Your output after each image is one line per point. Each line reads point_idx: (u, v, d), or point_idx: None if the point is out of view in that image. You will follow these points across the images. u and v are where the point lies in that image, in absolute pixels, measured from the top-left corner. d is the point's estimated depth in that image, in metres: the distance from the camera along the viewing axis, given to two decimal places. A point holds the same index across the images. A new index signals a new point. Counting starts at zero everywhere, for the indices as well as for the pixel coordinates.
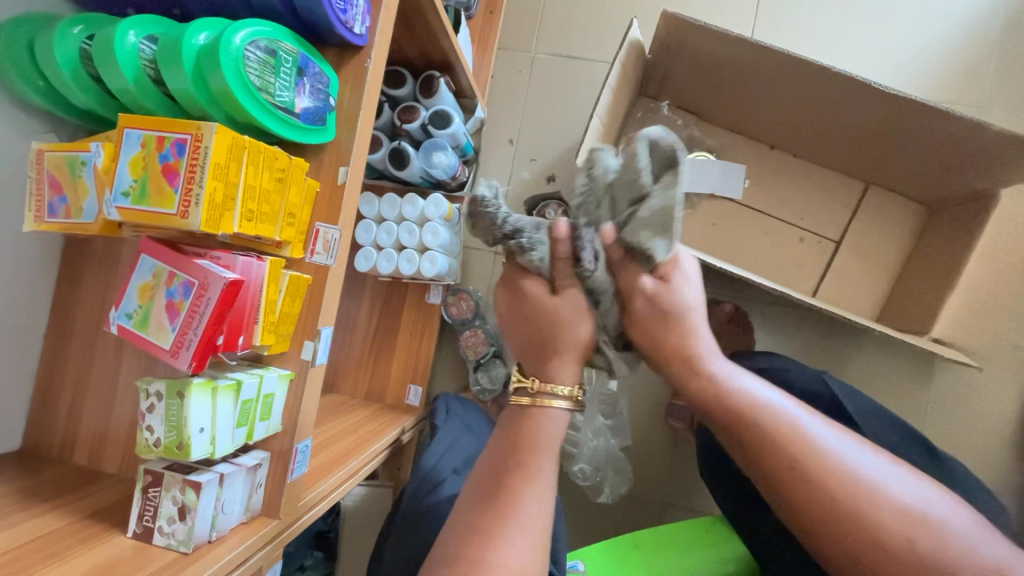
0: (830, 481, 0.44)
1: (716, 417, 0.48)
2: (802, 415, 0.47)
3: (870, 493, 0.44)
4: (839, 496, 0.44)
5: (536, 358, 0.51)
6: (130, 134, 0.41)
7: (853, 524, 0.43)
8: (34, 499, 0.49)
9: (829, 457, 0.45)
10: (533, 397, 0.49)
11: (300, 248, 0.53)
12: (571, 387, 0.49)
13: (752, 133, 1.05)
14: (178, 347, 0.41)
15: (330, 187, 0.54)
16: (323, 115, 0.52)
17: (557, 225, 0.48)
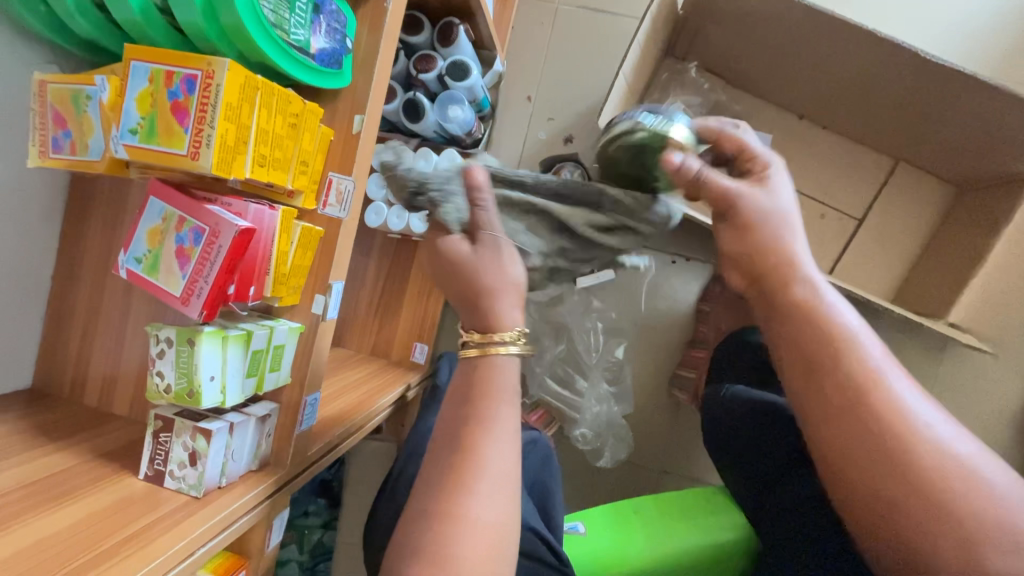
0: (886, 424, 0.42)
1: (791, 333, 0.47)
2: (884, 360, 0.45)
3: (922, 443, 0.41)
4: (894, 424, 0.42)
5: (468, 309, 0.51)
6: (137, 66, 0.38)
7: (896, 459, 0.41)
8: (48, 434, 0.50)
9: (894, 402, 0.43)
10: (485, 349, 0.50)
11: (312, 198, 0.52)
12: (512, 332, 0.50)
13: (781, 101, 1.01)
14: (189, 294, 0.40)
15: (344, 137, 0.52)
16: (339, 58, 0.49)
17: (470, 173, 0.48)
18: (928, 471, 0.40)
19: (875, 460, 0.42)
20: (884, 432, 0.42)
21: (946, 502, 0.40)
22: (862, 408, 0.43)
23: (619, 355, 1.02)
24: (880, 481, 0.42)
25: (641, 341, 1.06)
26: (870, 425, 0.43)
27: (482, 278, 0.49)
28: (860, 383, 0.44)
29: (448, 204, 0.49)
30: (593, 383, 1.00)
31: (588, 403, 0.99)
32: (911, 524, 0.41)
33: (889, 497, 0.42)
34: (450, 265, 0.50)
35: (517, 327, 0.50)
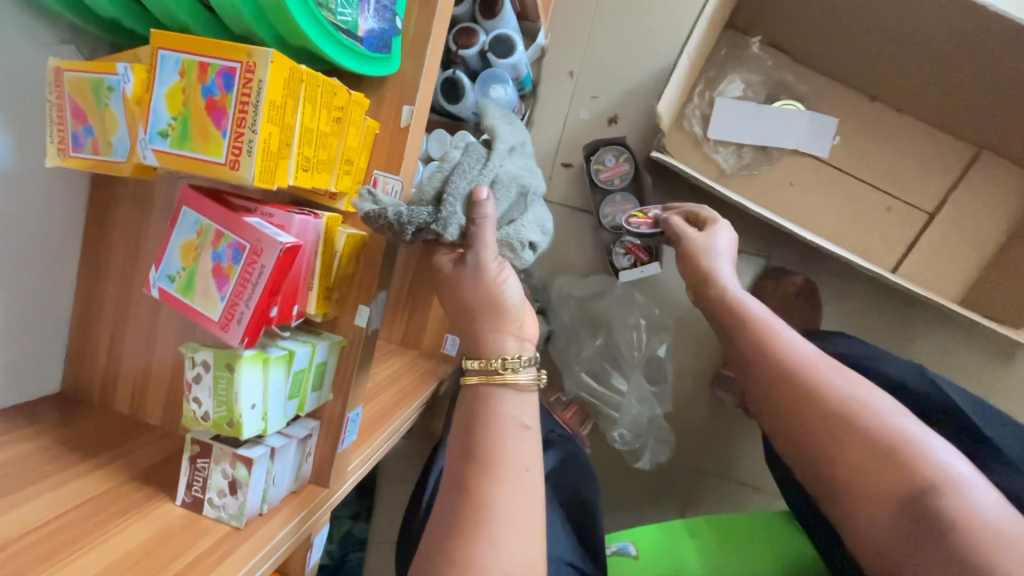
0: (791, 375, 0.59)
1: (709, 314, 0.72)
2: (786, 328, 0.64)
3: (814, 379, 0.58)
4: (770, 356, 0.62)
5: (465, 329, 0.54)
6: (166, 57, 0.32)
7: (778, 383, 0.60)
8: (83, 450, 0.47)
9: (787, 358, 0.61)
10: (491, 377, 0.52)
11: (356, 201, 0.47)
12: (512, 357, 0.52)
13: (852, 80, 0.91)
14: (228, 319, 0.35)
15: (391, 129, 0.46)
16: (389, 41, 0.43)
17: (475, 191, 0.47)
18: (798, 385, 0.59)
19: (767, 385, 0.62)
20: (792, 371, 0.59)
21: (839, 422, 0.54)
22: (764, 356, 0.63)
23: (662, 352, 0.97)
24: (786, 411, 0.59)
25: (684, 338, 1.01)
26: (757, 359, 0.63)
27: (482, 300, 0.51)
28: (752, 337, 0.64)
29: (455, 225, 0.47)
30: (634, 382, 0.95)
31: (627, 404, 0.95)
32: (821, 447, 0.56)
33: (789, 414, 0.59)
34: (442, 282, 0.53)
35: (514, 352, 0.53)
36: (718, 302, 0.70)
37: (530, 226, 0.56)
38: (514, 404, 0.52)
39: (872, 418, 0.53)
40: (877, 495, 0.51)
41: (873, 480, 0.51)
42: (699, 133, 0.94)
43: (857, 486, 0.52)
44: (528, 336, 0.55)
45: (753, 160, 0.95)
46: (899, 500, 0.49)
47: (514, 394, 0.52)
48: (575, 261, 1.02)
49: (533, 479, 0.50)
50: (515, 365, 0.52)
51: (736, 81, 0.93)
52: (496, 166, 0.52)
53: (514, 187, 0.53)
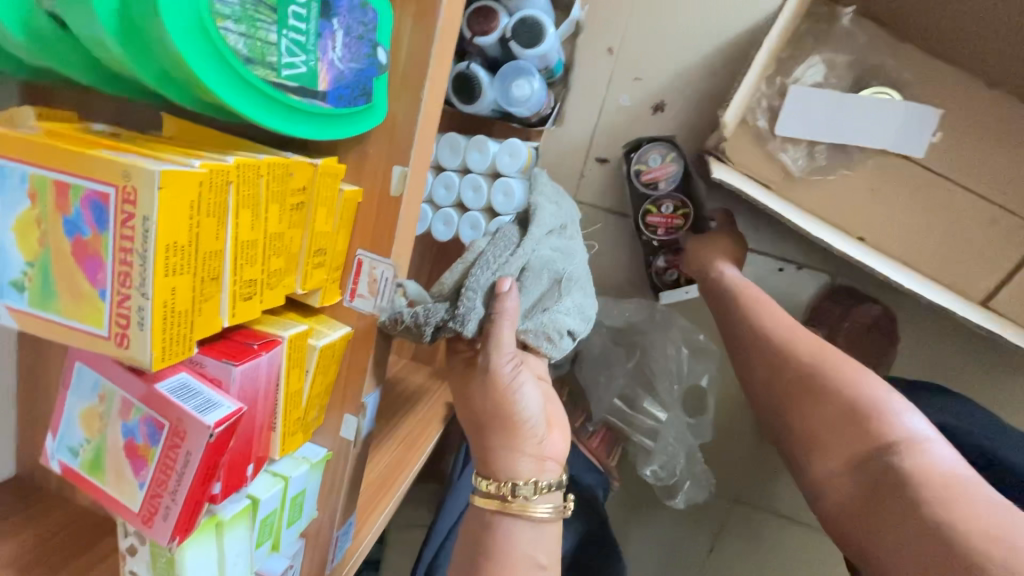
0: (798, 360, 0.62)
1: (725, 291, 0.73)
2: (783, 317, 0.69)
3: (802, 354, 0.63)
4: (755, 313, 0.69)
5: (474, 436, 0.49)
6: (7, 169, 0.21)
7: (758, 334, 0.67)
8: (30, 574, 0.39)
9: (762, 313, 0.69)
10: (504, 505, 0.48)
11: (334, 290, 0.36)
12: (530, 484, 0.48)
13: (966, 62, 0.73)
14: (151, 514, 0.26)
15: (378, 199, 0.35)
16: (370, 84, 0.30)
17: (500, 283, 0.46)
18: (774, 336, 0.66)
19: (750, 341, 0.68)
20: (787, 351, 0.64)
21: (819, 389, 0.58)
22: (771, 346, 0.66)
23: (705, 381, 0.86)
24: (756, 357, 0.67)
25: (728, 362, 0.89)
26: (744, 317, 0.70)
27: (493, 410, 0.47)
28: (735, 291, 0.72)
29: (473, 321, 0.44)
30: (673, 415, 0.85)
31: (663, 438, 0.84)
32: (805, 416, 0.58)
33: (765, 362, 0.65)
34: (456, 380, 0.49)
35: (531, 476, 0.48)
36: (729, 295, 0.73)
37: (566, 312, 0.55)
38: (527, 539, 0.48)
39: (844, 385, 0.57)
40: (836, 450, 0.54)
41: (836, 440, 0.55)
42: (765, 129, 0.78)
43: (822, 444, 0.56)
44: (550, 455, 0.50)
45: (830, 162, 0.78)
46: (864, 455, 0.52)
47: (529, 526, 0.48)
48: (609, 272, 0.90)
49: None
50: (528, 493, 0.48)
51: (817, 63, 0.75)
52: (528, 252, 0.51)
53: (546, 273, 0.52)
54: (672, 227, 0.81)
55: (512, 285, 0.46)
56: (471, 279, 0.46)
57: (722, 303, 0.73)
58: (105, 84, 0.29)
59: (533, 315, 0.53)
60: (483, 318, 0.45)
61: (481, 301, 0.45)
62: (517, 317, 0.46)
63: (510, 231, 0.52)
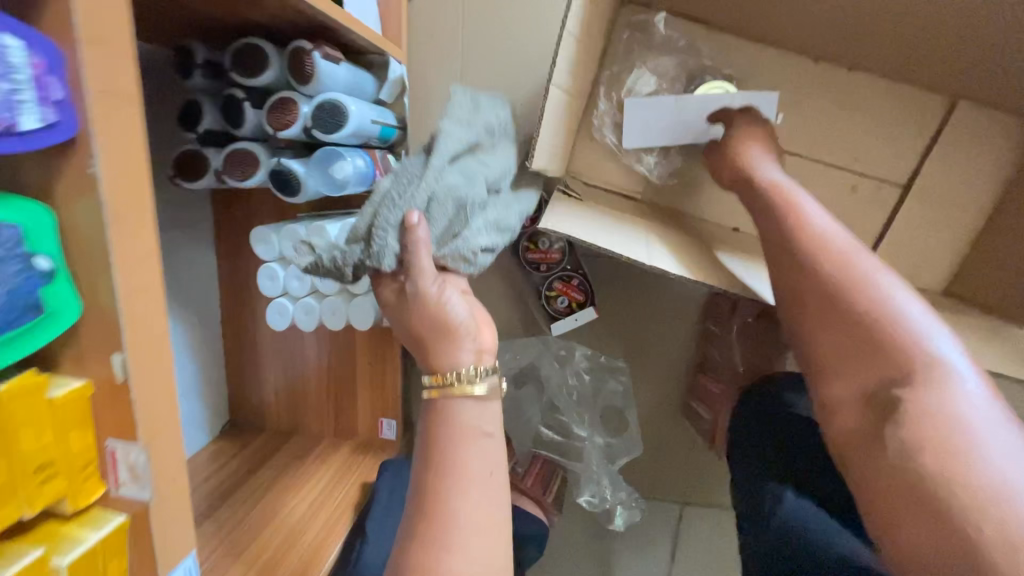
0: (863, 308, 0.47)
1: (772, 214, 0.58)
2: (875, 265, 0.50)
3: (809, 246, 0.52)
4: (843, 278, 0.50)
5: (418, 348, 0.57)
6: None
7: (831, 285, 0.50)
8: None
9: (857, 269, 0.49)
10: (447, 388, 0.54)
11: (95, 483, 0.34)
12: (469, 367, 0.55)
13: (786, 42, 0.73)
14: None
15: (109, 389, 0.33)
16: (36, 296, 0.29)
17: (410, 215, 0.54)
18: (828, 261, 0.51)
19: (781, 259, 0.54)
20: (797, 260, 0.53)
21: (866, 328, 0.47)
22: (792, 244, 0.54)
23: (618, 399, 0.86)
24: (783, 295, 0.54)
25: (642, 373, 0.89)
26: (785, 237, 0.55)
27: (428, 319, 0.55)
28: (784, 201, 0.57)
29: (389, 255, 0.54)
30: (592, 438, 0.85)
31: (586, 462, 0.86)
32: (803, 327, 0.51)
33: (793, 288, 0.52)
34: (390, 308, 0.57)
35: (470, 363, 0.55)
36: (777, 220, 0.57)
37: (476, 232, 0.60)
38: (472, 414, 0.53)
39: (878, 313, 0.47)
40: (851, 376, 0.47)
41: (849, 364, 0.47)
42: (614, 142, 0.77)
43: (830, 365, 0.49)
44: (485, 348, 0.58)
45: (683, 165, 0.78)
46: (872, 387, 0.45)
47: (473, 404, 0.53)
48: (505, 309, 0.88)
49: (499, 479, 0.51)
50: (467, 377, 0.54)
51: (647, 74, 0.74)
52: (432, 185, 0.57)
53: (450, 200, 0.59)
54: (551, 261, 0.81)
55: (420, 218, 0.54)
56: (381, 220, 0.55)
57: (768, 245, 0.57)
58: None
59: (447, 241, 0.58)
60: (399, 252, 0.54)
61: (393, 238, 0.54)
62: (429, 243, 0.55)
63: (415, 165, 0.60)
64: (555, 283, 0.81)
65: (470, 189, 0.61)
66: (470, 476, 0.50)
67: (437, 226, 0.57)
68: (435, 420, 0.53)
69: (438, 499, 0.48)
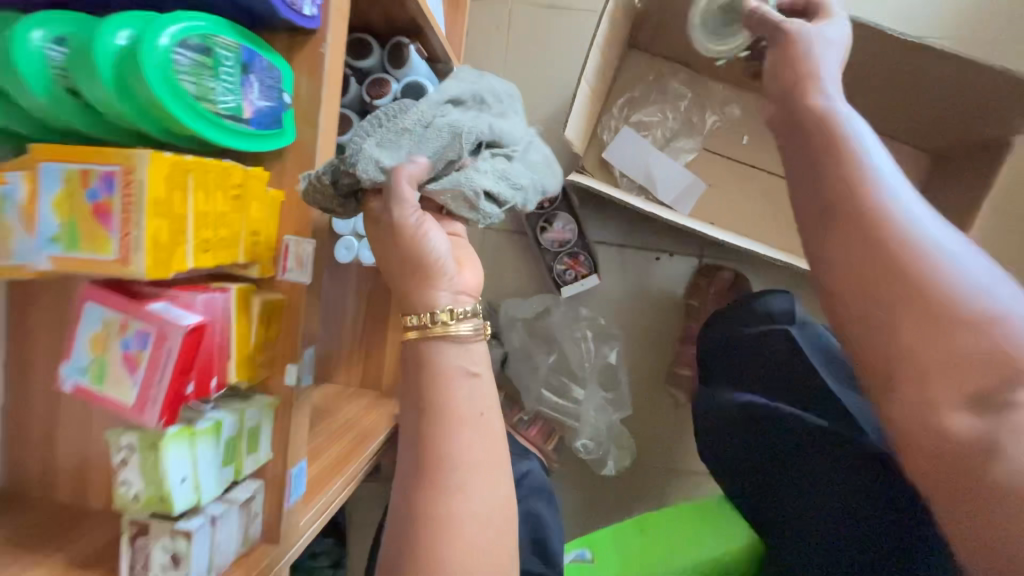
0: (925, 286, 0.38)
1: (842, 204, 0.44)
2: (958, 246, 0.40)
3: (872, 209, 0.42)
4: (901, 258, 0.40)
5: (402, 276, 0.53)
6: (48, 168, 0.34)
7: (890, 271, 0.40)
8: (38, 545, 0.48)
9: (919, 233, 0.40)
10: (427, 331, 0.53)
11: (269, 266, 0.49)
12: (447, 310, 0.53)
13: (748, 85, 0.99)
14: (144, 403, 0.37)
15: (295, 197, 0.49)
16: (279, 116, 0.46)
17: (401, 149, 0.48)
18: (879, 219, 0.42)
19: (864, 255, 0.42)
20: (831, 209, 0.45)
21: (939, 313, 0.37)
22: (867, 228, 0.42)
23: (613, 361, 1.01)
24: (841, 283, 0.43)
25: (632, 342, 1.05)
26: (872, 236, 0.42)
27: (404, 254, 0.52)
28: (845, 154, 0.46)
29: (371, 165, 0.46)
30: (590, 391, 0.99)
31: (585, 414, 0.98)
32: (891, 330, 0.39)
33: (864, 282, 0.41)
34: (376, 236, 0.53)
35: (447, 306, 0.53)
36: (840, 210, 0.44)
37: (481, 174, 0.52)
38: (453, 354, 0.53)
39: (950, 297, 0.37)
40: (962, 374, 0.35)
41: (944, 370, 0.36)
42: (607, 142, 0.99)
43: (921, 364, 0.37)
44: (463, 290, 0.55)
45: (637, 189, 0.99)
46: (972, 384, 0.35)
47: (454, 346, 0.53)
48: (524, 281, 1.05)
49: (487, 420, 0.54)
50: (446, 320, 0.53)
51: (653, 109, 0.99)
52: (430, 108, 0.50)
53: (447, 127, 0.49)
54: (564, 239, 0.99)
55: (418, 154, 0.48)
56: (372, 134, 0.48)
57: (835, 233, 0.44)
58: (98, 130, 0.41)
59: (446, 174, 0.52)
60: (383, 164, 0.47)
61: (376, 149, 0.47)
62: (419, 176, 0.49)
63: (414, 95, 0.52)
64: (565, 257, 0.99)
65: (472, 123, 0.51)
66: (461, 414, 0.52)
67: (430, 150, 0.49)
68: (417, 360, 0.53)
69: (434, 443, 0.51)
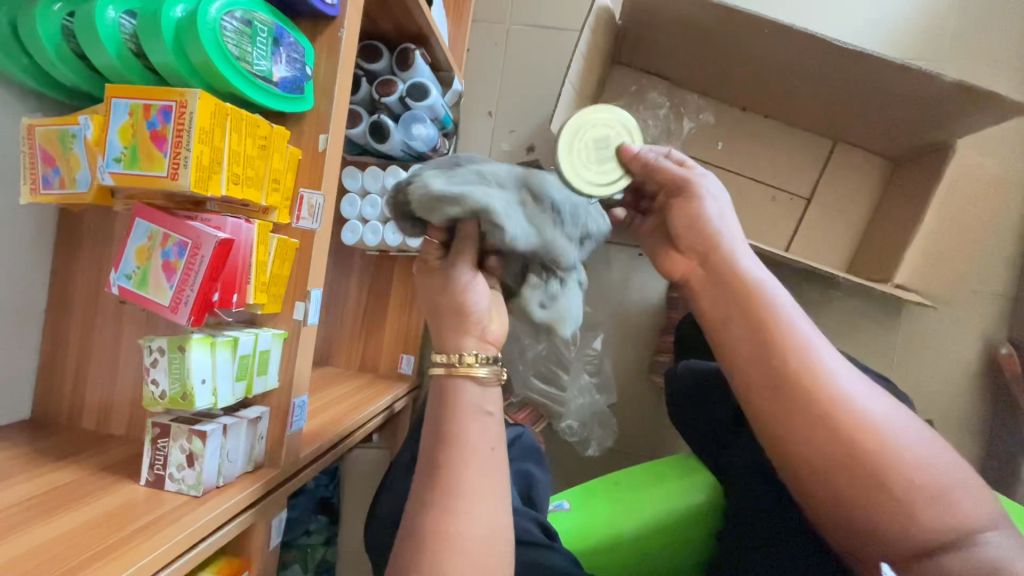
0: (827, 404, 0.47)
1: (734, 301, 0.51)
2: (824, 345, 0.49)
3: (789, 340, 0.48)
4: (802, 374, 0.47)
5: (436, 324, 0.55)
6: (118, 103, 0.43)
7: (800, 391, 0.47)
8: (65, 456, 0.54)
9: (811, 352, 0.48)
10: (452, 369, 0.52)
11: (286, 214, 0.56)
12: (475, 355, 0.53)
13: (721, 96, 1.09)
14: (177, 302, 0.44)
15: (311, 154, 0.56)
16: (301, 84, 0.54)
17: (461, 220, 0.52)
18: (790, 350, 0.48)
19: (773, 367, 0.48)
20: (752, 345, 0.50)
21: (838, 423, 0.46)
22: (763, 340, 0.49)
23: (598, 348, 1.07)
24: (757, 392, 0.50)
25: (617, 332, 1.11)
26: (770, 346, 0.49)
27: (448, 302, 0.54)
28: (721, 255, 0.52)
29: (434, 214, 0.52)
30: (574, 376, 1.04)
31: (570, 398, 1.03)
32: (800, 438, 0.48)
33: (779, 386, 0.48)
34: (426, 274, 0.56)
35: (475, 350, 0.53)
36: (738, 306, 0.51)
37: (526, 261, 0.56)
38: (474, 393, 0.53)
39: (843, 412, 0.46)
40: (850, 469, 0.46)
41: (840, 469, 0.47)
42: None
43: (820, 467, 0.47)
44: (493, 340, 0.55)
45: None
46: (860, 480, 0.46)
47: (475, 386, 0.52)
48: None
49: (498, 453, 0.52)
50: (471, 360, 0.53)
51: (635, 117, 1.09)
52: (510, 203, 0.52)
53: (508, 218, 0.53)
54: None
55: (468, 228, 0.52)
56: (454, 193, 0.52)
57: (735, 341, 0.51)
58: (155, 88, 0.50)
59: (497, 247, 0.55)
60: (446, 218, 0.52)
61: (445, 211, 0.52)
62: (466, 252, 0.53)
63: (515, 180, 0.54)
64: None
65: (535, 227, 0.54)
66: (471, 444, 0.50)
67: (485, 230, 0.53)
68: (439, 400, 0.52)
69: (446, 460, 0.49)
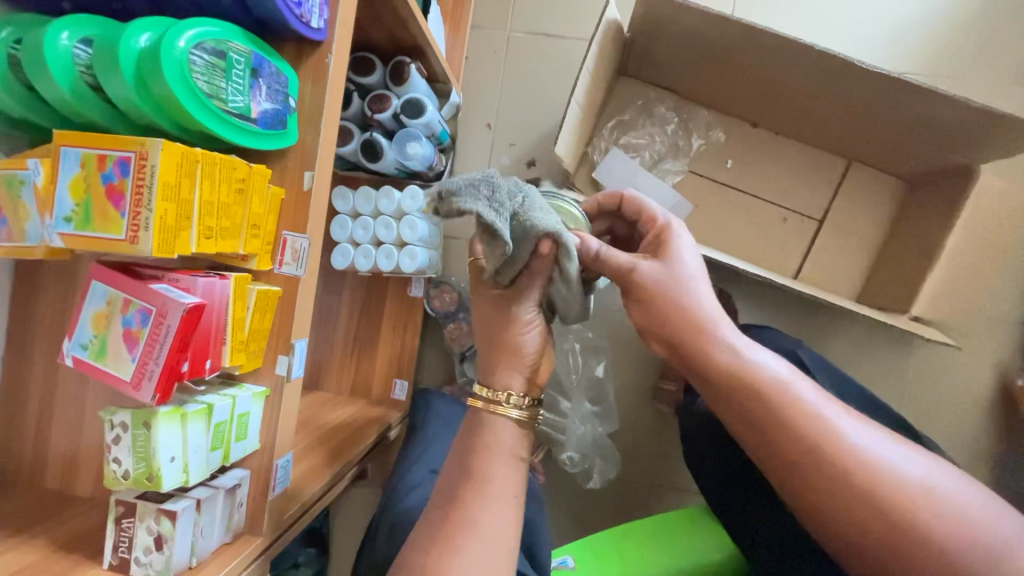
0: (859, 481, 0.41)
1: (719, 379, 0.45)
2: (838, 413, 0.44)
3: (804, 422, 0.43)
4: (819, 448, 0.42)
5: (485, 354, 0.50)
6: (67, 152, 0.38)
7: (824, 471, 0.42)
8: (21, 529, 0.48)
9: (826, 422, 0.43)
10: (489, 404, 0.48)
11: (267, 260, 0.51)
12: (516, 395, 0.48)
13: (732, 111, 1.04)
14: (140, 378, 0.39)
15: (295, 194, 0.51)
16: (283, 118, 0.49)
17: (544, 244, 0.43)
18: (798, 427, 0.43)
19: (782, 447, 0.43)
20: (759, 431, 0.44)
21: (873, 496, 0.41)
22: (766, 417, 0.43)
23: (599, 374, 1.02)
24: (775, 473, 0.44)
25: (620, 357, 1.07)
26: (772, 425, 0.43)
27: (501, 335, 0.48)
28: (697, 327, 0.46)
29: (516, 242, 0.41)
30: (576, 403, 1.00)
31: (572, 428, 0.99)
32: (837, 518, 0.42)
33: (798, 470, 0.43)
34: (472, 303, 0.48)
35: (519, 390, 0.48)
36: (729, 386, 0.44)
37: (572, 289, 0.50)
38: (508, 436, 0.48)
39: (880, 481, 0.41)
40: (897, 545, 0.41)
41: (891, 552, 0.41)
42: (597, 162, 1.03)
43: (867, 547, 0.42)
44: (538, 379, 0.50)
45: None
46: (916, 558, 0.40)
47: (507, 426, 0.48)
48: None
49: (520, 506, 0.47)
50: (512, 401, 0.48)
51: (641, 132, 1.04)
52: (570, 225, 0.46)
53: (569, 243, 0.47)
54: None
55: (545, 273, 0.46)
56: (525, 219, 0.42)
57: (732, 418, 0.46)
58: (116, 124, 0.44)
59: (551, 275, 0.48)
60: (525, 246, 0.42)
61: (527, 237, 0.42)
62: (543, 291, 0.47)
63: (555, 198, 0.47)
64: None
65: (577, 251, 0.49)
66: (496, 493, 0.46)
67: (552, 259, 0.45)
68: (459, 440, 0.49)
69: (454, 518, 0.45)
